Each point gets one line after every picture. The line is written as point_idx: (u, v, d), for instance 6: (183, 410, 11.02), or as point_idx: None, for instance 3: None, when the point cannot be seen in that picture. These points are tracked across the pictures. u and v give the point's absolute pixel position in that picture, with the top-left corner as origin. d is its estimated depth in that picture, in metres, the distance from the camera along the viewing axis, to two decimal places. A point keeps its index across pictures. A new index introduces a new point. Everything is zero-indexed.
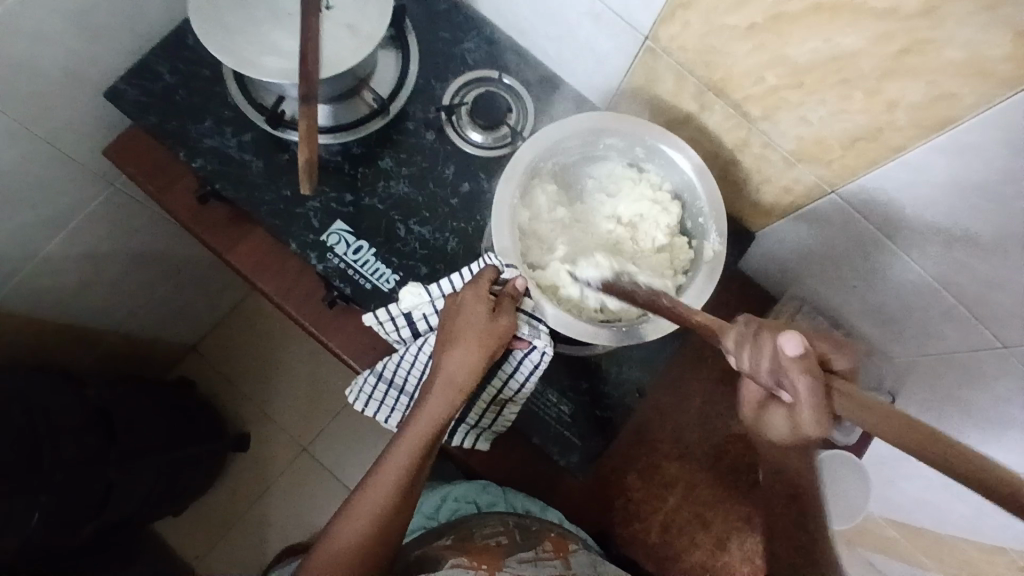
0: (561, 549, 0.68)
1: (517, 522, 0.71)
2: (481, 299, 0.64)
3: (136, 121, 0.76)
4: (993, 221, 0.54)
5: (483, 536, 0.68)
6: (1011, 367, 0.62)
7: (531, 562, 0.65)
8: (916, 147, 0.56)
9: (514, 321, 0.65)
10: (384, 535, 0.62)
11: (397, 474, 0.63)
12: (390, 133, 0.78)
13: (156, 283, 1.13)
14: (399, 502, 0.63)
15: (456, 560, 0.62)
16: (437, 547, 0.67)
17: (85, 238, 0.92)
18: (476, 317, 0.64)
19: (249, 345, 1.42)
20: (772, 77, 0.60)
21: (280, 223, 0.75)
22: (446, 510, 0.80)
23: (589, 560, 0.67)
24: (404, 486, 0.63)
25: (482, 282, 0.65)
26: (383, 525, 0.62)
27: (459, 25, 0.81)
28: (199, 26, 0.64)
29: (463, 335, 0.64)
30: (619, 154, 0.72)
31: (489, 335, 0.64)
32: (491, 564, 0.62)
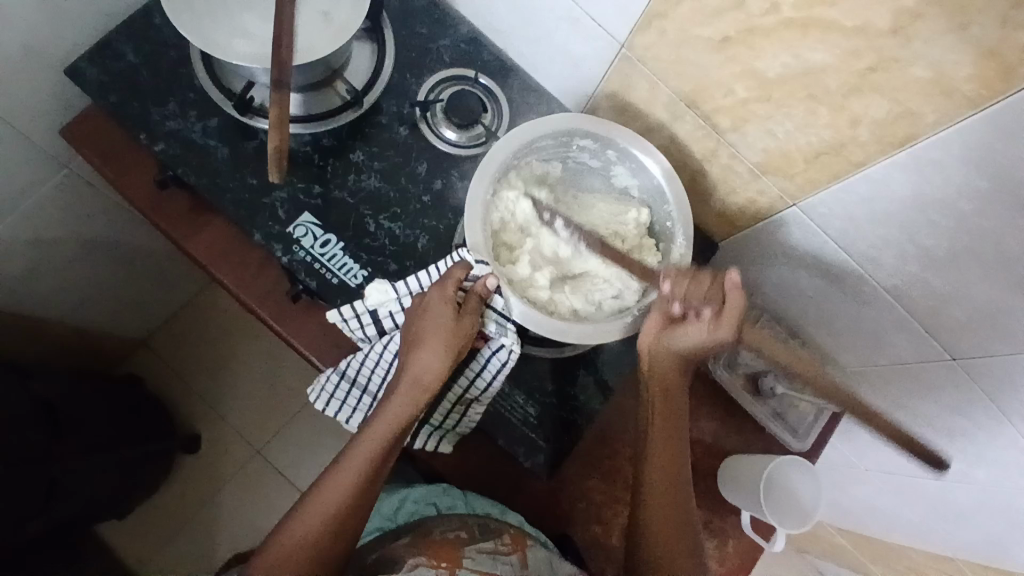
0: (518, 544, 0.67)
1: (476, 520, 0.69)
2: (448, 300, 0.64)
3: (94, 101, 0.72)
4: (948, 237, 0.58)
5: (441, 532, 0.67)
6: (957, 379, 0.66)
7: (490, 555, 0.65)
8: (877, 163, 0.58)
9: (475, 322, 0.65)
10: (340, 534, 0.60)
11: (356, 471, 0.62)
12: (362, 127, 0.77)
13: (110, 274, 1.08)
14: (359, 500, 0.62)
15: (417, 560, 0.62)
16: (396, 547, 0.65)
17: (34, 223, 0.88)
18: (441, 317, 0.64)
19: (204, 341, 1.36)
20: (742, 89, 0.62)
21: (245, 213, 0.72)
22: (405, 513, 0.75)
23: (546, 558, 0.68)
24: (364, 484, 0.62)
25: (449, 283, 0.65)
26: (339, 523, 0.60)
27: (435, 22, 0.80)
28: (168, 6, 0.62)
29: (428, 335, 0.64)
30: (591, 157, 0.73)
31: (456, 335, 0.64)
32: (452, 562, 0.63)
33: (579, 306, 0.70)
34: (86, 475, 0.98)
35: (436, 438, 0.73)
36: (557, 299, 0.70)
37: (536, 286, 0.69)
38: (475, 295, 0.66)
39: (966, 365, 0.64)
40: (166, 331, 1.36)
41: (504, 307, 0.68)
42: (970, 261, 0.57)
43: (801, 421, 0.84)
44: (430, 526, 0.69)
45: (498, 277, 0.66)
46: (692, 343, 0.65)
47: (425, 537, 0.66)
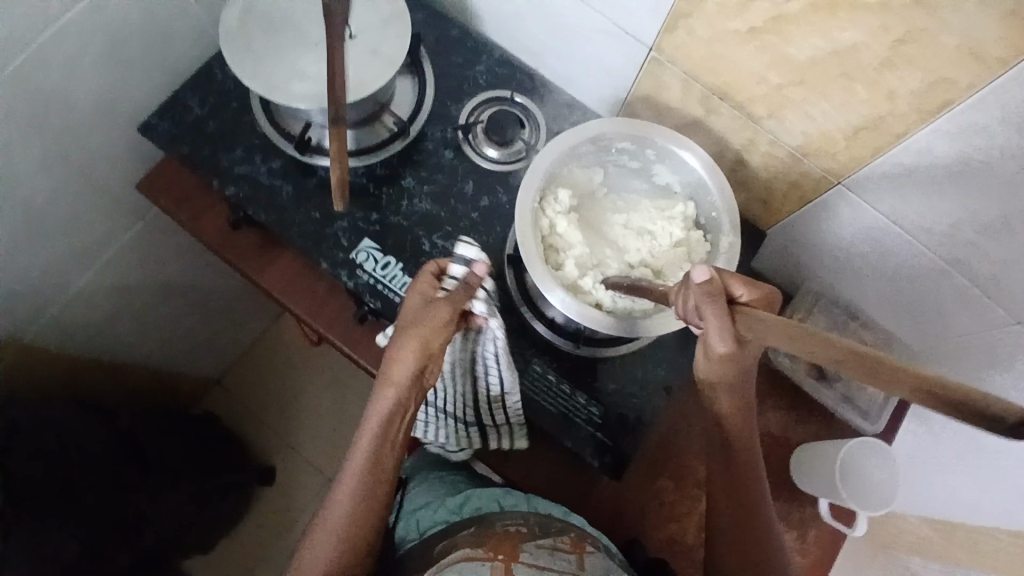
0: (579, 547, 0.67)
1: (536, 518, 0.69)
2: (417, 295, 0.63)
3: (168, 151, 0.79)
4: (998, 202, 0.59)
5: (501, 525, 0.67)
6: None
7: (549, 551, 0.64)
8: (917, 133, 0.59)
9: (450, 309, 0.61)
10: (353, 541, 0.64)
11: (363, 468, 0.64)
12: (411, 154, 0.81)
13: (186, 318, 1.17)
14: (371, 494, 0.64)
15: (471, 552, 0.63)
16: (458, 538, 0.66)
17: (117, 273, 0.96)
18: (407, 313, 0.62)
19: (272, 375, 1.44)
20: (775, 76, 0.64)
21: (311, 244, 0.78)
22: (471, 508, 0.73)
23: (604, 565, 0.66)
24: (375, 477, 0.65)
25: (424, 277, 0.64)
26: (347, 530, 0.64)
27: (471, 50, 0.85)
28: (231, 54, 0.67)
29: (406, 332, 0.62)
30: (631, 158, 0.74)
31: (420, 327, 0.61)
32: (509, 555, 0.63)
33: (636, 305, 0.69)
34: (173, 506, 1.06)
35: (505, 434, 0.77)
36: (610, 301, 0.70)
37: (590, 286, 0.70)
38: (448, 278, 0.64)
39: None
40: (237, 369, 1.43)
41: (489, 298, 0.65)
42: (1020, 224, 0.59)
43: (871, 404, 0.82)
44: (491, 519, 0.69)
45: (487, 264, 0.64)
46: (710, 362, 0.60)
47: (485, 527, 0.67)
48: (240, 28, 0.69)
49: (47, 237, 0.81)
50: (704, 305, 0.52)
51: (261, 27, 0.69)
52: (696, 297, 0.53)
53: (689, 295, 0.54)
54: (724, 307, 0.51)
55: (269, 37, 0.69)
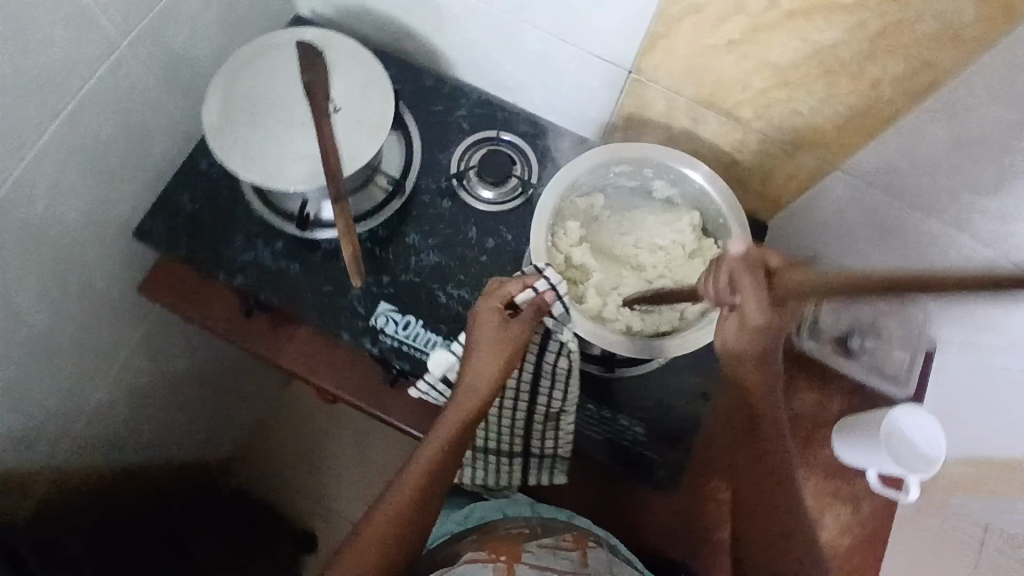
0: (580, 541, 0.70)
1: (540, 519, 0.73)
2: (492, 310, 0.65)
3: (167, 253, 0.78)
4: None
5: (506, 526, 0.72)
6: None
7: (550, 550, 0.69)
8: (907, 114, 0.61)
9: (525, 329, 0.66)
10: (405, 536, 0.65)
11: (416, 479, 0.66)
12: (409, 209, 0.81)
13: (203, 404, 1.15)
14: (420, 505, 0.65)
15: (475, 554, 0.68)
16: (462, 543, 0.71)
17: (130, 379, 0.94)
18: (486, 327, 0.65)
19: (295, 440, 1.42)
20: (759, 81, 0.65)
21: (329, 318, 0.77)
22: (475, 518, 0.79)
23: (606, 560, 0.69)
24: (427, 489, 0.66)
25: (495, 294, 0.65)
26: (403, 525, 0.65)
27: (448, 96, 0.86)
28: (220, 149, 0.67)
29: (482, 341, 0.65)
30: (630, 178, 0.74)
31: (500, 342, 0.65)
32: (511, 555, 0.68)
33: (664, 321, 0.70)
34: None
35: (548, 468, 0.76)
36: (637, 324, 0.70)
37: (615, 314, 0.71)
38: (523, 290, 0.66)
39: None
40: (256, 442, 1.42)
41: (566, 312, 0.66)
42: None
43: (899, 367, 0.84)
44: (495, 522, 0.73)
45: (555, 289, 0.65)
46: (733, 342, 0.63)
47: (489, 534, 0.71)
48: (223, 121, 0.68)
49: (59, 363, 0.79)
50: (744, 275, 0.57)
51: (244, 117, 0.69)
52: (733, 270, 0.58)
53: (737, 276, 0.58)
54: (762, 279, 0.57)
55: (255, 126, 0.69)
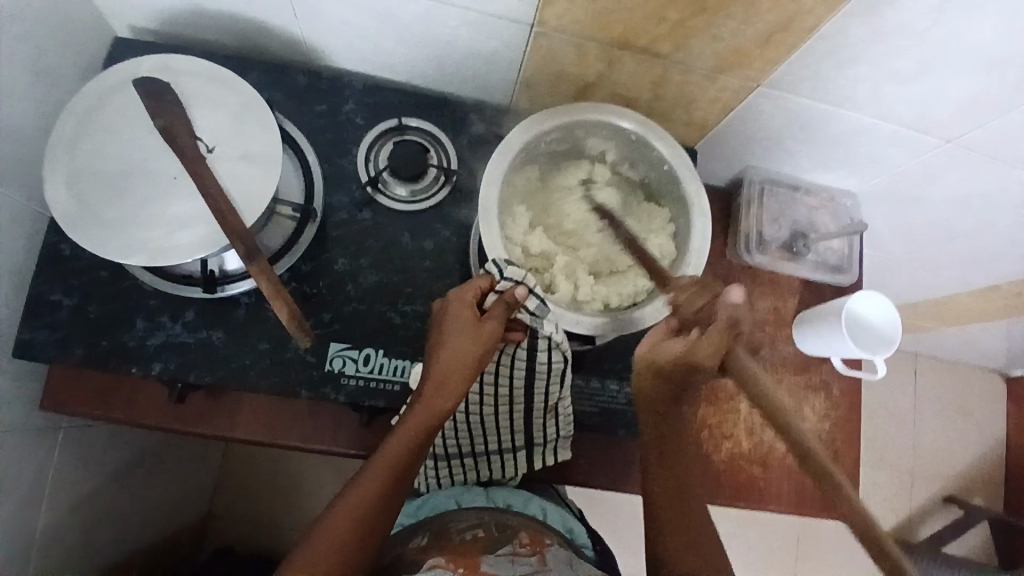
0: (537, 545, 0.62)
1: (493, 517, 0.67)
2: (467, 304, 0.61)
3: (60, 363, 0.66)
4: (914, 55, 0.60)
5: (460, 530, 0.65)
6: (952, 153, 0.75)
7: (509, 556, 0.59)
8: (830, 21, 0.58)
9: (501, 322, 0.62)
10: (360, 539, 0.54)
11: (394, 457, 0.58)
12: (328, 232, 0.72)
13: (155, 485, 1.05)
14: (398, 485, 0.58)
15: (433, 562, 0.56)
16: (409, 547, 0.62)
17: (70, 499, 0.82)
18: (460, 323, 0.61)
19: (264, 477, 1.34)
20: (674, 13, 0.60)
21: (279, 377, 0.69)
22: (428, 509, 0.71)
23: (567, 557, 0.61)
24: (406, 470, 0.58)
25: (467, 289, 0.62)
26: (360, 528, 0.54)
27: (329, 91, 0.75)
28: (88, 239, 0.55)
29: (458, 332, 0.60)
30: (560, 143, 0.69)
31: (477, 339, 0.60)
32: (470, 566, 0.55)
33: (638, 287, 0.67)
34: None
35: (552, 451, 0.73)
36: (613, 296, 0.67)
37: (590, 294, 0.67)
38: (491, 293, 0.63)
39: (962, 143, 0.72)
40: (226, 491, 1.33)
41: (542, 305, 0.62)
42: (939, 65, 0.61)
43: (843, 257, 0.86)
44: (447, 523, 0.66)
45: (525, 282, 0.61)
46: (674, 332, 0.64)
47: (443, 540, 0.62)
48: (79, 205, 0.57)
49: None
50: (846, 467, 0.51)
51: (106, 192, 0.58)
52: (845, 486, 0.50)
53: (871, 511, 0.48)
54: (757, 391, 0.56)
55: (120, 200, 0.58)
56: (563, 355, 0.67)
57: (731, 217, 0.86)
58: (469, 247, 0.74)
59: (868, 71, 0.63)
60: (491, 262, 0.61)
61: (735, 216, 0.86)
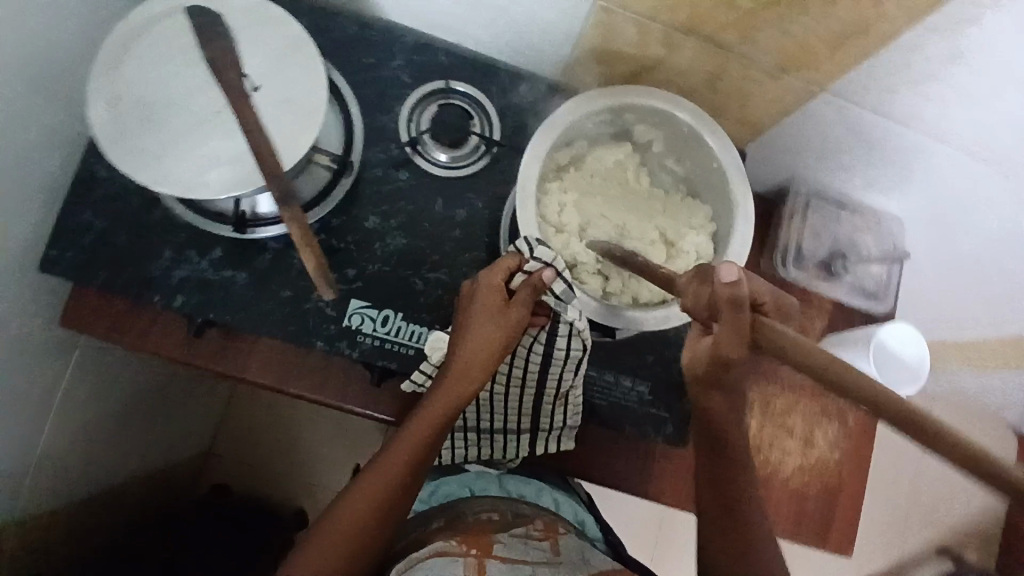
0: (550, 532, 0.68)
1: (508, 506, 0.72)
2: (495, 291, 0.60)
3: (85, 283, 0.67)
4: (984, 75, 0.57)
5: (475, 514, 0.70)
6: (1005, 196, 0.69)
7: (522, 539, 0.65)
8: (910, 30, 0.55)
9: (526, 312, 0.60)
10: (378, 524, 0.58)
11: (411, 449, 0.60)
12: (362, 187, 0.72)
13: (161, 416, 1.07)
14: (409, 481, 0.60)
15: (446, 542, 0.62)
16: (427, 531, 0.67)
17: (74, 416, 0.84)
18: (487, 309, 0.59)
19: (265, 427, 1.35)
20: (746, 1, 0.57)
21: (295, 327, 0.68)
22: (441, 495, 0.77)
23: (577, 544, 0.67)
24: (417, 465, 0.60)
25: (496, 273, 0.60)
26: (379, 512, 0.58)
27: (380, 44, 0.74)
28: (126, 165, 0.56)
29: (482, 320, 0.59)
30: (608, 126, 0.67)
31: (503, 327, 0.59)
32: (482, 548, 0.61)
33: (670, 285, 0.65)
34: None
35: (555, 439, 0.72)
36: (643, 291, 0.66)
37: (619, 285, 0.66)
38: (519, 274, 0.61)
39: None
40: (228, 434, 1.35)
41: (570, 290, 0.62)
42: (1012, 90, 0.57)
43: (881, 283, 0.83)
44: (462, 508, 0.71)
45: (553, 266, 0.59)
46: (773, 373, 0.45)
47: (459, 521, 0.68)
48: (122, 129, 0.57)
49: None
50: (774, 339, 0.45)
51: (149, 118, 0.58)
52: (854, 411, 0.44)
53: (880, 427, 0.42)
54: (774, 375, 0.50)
55: (159, 128, 0.58)
56: (582, 344, 0.66)
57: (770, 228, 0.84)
58: (502, 222, 0.72)
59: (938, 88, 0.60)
60: (522, 239, 0.61)
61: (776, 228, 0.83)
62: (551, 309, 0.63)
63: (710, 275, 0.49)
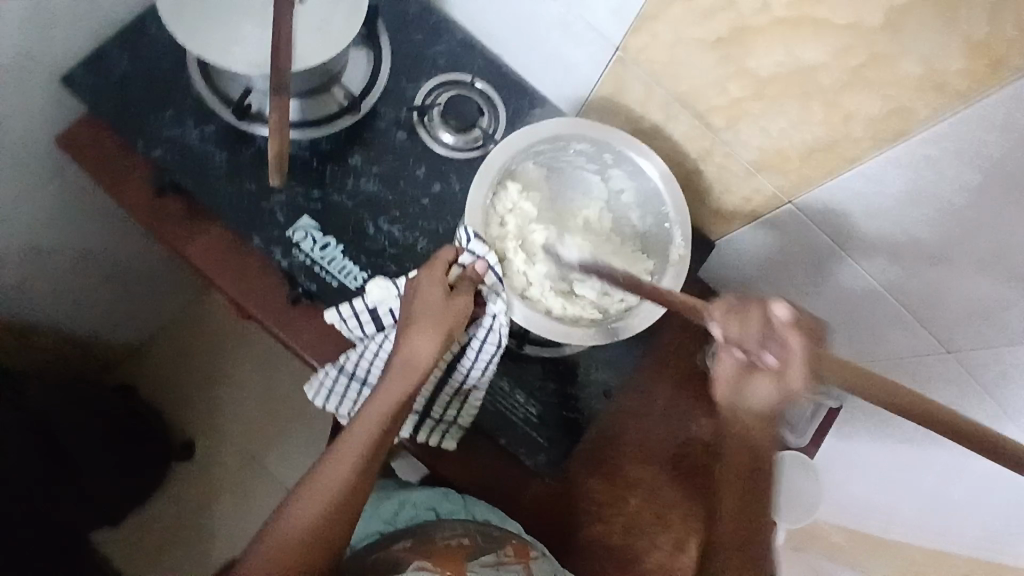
0: (522, 556, 0.69)
1: (478, 527, 0.72)
2: (437, 282, 0.63)
3: (91, 109, 0.74)
4: (939, 230, 0.58)
5: (444, 538, 0.70)
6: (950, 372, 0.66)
7: (493, 566, 0.67)
8: (870, 159, 0.59)
9: (470, 303, 0.63)
10: (328, 538, 0.58)
11: (358, 449, 0.61)
12: (361, 132, 0.77)
13: (103, 284, 1.11)
14: (338, 516, 0.59)
15: (422, 564, 0.65)
16: (397, 550, 0.69)
17: (25, 234, 0.89)
18: (432, 298, 0.62)
19: (200, 350, 1.39)
20: (735, 88, 0.63)
21: (245, 219, 0.73)
22: (405, 518, 0.78)
23: (550, 567, 0.70)
24: (344, 496, 0.60)
25: (437, 265, 0.64)
26: (327, 521, 0.59)
27: (432, 27, 0.81)
28: (167, 14, 0.64)
29: (422, 315, 0.62)
30: (589, 160, 0.73)
31: (446, 315, 0.62)
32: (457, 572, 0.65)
33: (585, 313, 0.69)
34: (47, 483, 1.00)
35: (439, 434, 0.73)
36: (559, 310, 0.69)
37: (538, 294, 0.69)
38: (460, 268, 0.65)
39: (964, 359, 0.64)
40: (165, 341, 1.39)
41: (499, 281, 0.65)
42: (958, 252, 0.58)
43: (801, 418, 0.82)
44: (433, 532, 0.71)
45: (489, 258, 0.65)
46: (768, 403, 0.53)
47: (428, 544, 0.69)
48: None
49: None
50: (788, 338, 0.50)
51: None
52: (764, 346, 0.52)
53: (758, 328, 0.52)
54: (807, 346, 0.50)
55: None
56: (499, 341, 0.68)
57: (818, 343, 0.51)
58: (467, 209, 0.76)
59: (887, 228, 0.62)
60: (462, 227, 0.65)
61: (823, 344, 0.52)
62: (485, 300, 0.67)
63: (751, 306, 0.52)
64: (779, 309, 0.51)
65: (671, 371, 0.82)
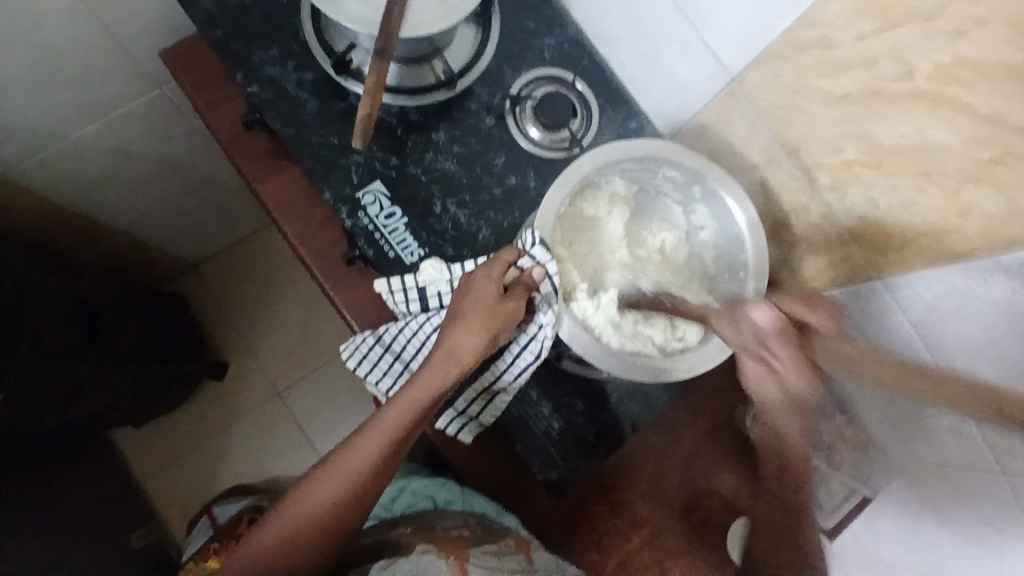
0: (522, 547, 0.68)
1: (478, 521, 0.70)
2: (491, 281, 0.62)
3: (201, 30, 0.75)
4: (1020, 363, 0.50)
5: (443, 528, 0.68)
6: (1000, 492, 0.62)
7: (495, 555, 0.65)
8: (981, 259, 0.52)
9: (521, 308, 0.62)
10: (341, 514, 0.60)
11: (386, 435, 0.61)
12: (451, 108, 0.76)
13: (178, 195, 1.16)
14: (348, 502, 0.60)
15: (424, 547, 0.63)
16: (395, 535, 0.67)
17: (112, 131, 0.93)
18: (483, 296, 0.61)
19: (251, 279, 1.44)
20: (851, 149, 0.59)
21: (320, 170, 0.73)
22: (402, 503, 0.78)
23: (551, 559, 0.69)
24: (354, 490, 0.60)
25: (496, 265, 0.63)
26: (346, 499, 0.60)
27: (547, 17, 0.80)
28: None
29: (469, 312, 0.61)
30: (674, 188, 0.71)
31: (495, 316, 0.61)
32: (460, 555, 0.62)
33: (631, 344, 0.67)
34: (108, 380, 1.03)
35: (458, 426, 0.72)
36: (603, 332, 0.67)
37: (588, 313, 0.68)
38: (515, 271, 0.64)
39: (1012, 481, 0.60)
40: (221, 261, 1.43)
41: (554, 292, 0.64)
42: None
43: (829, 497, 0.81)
44: (433, 520, 0.69)
45: (547, 266, 0.63)
46: (768, 397, 0.59)
47: (428, 530, 0.67)
48: None
49: (48, 66, 0.78)
50: (774, 344, 0.56)
51: None
52: (755, 334, 0.58)
53: (750, 329, 0.59)
54: (795, 340, 0.56)
55: None
56: (538, 353, 0.67)
57: (808, 335, 0.57)
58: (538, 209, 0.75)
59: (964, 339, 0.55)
60: (530, 231, 0.64)
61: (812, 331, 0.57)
62: (535, 309, 0.65)
63: (732, 311, 0.62)
64: (761, 314, 0.58)
65: (705, 418, 0.79)
